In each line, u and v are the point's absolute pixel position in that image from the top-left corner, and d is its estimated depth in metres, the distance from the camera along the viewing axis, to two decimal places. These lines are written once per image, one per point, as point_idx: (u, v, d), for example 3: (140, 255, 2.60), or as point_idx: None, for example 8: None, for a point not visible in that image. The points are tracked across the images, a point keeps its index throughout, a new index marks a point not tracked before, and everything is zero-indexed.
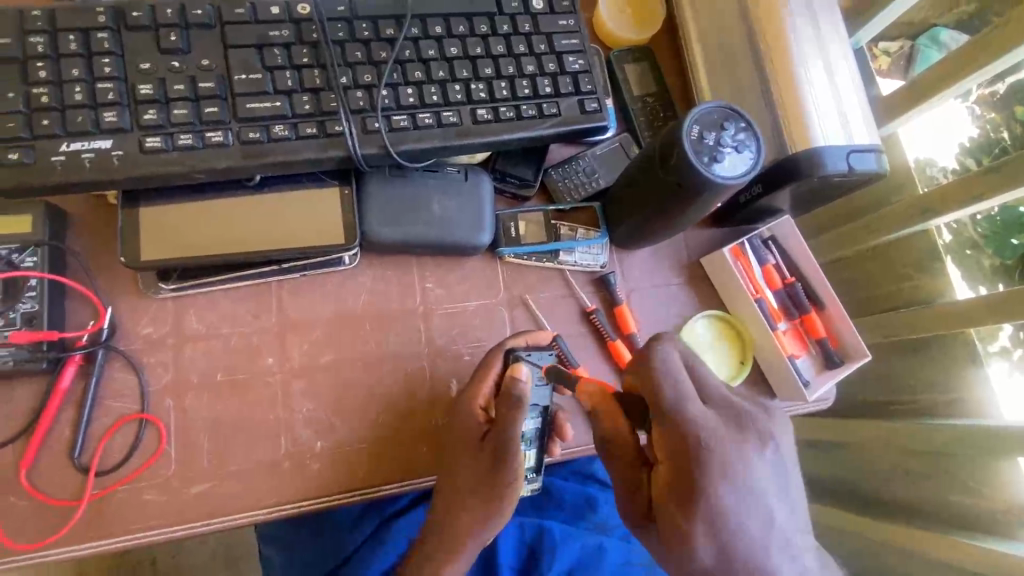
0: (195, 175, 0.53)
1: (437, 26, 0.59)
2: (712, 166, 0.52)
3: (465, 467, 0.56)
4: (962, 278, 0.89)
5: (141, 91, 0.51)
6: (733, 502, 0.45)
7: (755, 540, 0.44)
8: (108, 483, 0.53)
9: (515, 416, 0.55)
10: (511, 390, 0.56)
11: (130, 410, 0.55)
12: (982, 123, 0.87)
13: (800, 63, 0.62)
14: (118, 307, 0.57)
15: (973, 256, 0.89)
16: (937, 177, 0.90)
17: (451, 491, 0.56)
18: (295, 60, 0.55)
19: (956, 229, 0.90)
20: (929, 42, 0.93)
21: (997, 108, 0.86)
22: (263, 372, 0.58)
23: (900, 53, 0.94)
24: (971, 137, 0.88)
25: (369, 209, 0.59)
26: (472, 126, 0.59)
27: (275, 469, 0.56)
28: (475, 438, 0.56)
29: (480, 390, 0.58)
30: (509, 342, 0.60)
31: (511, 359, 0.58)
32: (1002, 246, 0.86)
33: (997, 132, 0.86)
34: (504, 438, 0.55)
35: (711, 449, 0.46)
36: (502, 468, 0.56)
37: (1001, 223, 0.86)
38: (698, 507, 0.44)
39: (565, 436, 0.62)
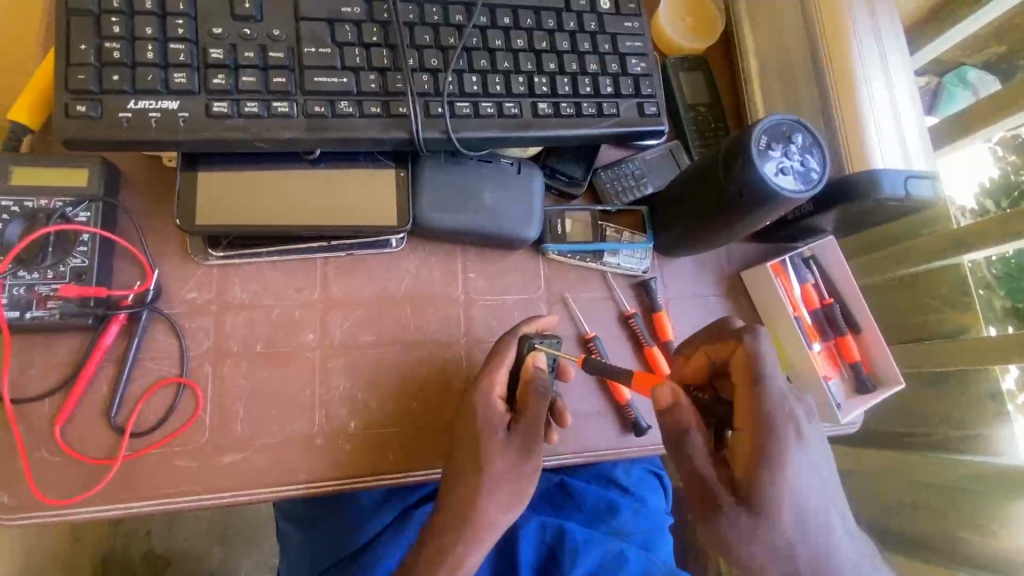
0: (259, 144, 0.52)
1: (506, 17, 0.60)
2: (776, 179, 0.52)
3: (491, 457, 0.52)
4: (974, 317, 0.90)
5: (212, 55, 0.51)
6: (808, 469, 0.48)
7: (819, 509, 0.48)
8: (141, 445, 0.53)
9: (539, 404, 0.54)
10: (532, 378, 0.55)
11: (169, 373, 0.55)
12: (1003, 164, 0.86)
13: (862, 84, 0.62)
14: (165, 270, 0.56)
15: (985, 295, 0.90)
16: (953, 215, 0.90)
17: (475, 482, 0.52)
18: (365, 38, 0.55)
19: (972, 269, 0.91)
20: (955, 81, 0.88)
21: (1019, 151, 0.85)
22: (302, 347, 0.58)
23: (926, 89, 0.89)
24: (991, 178, 0.87)
25: (421, 194, 0.59)
26: (533, 119, 0.59)
27: (306, 446, 0.56)
28: (500, 426, 0.54)
29: (498, 376, 0.55)
30: (522, 329, 0.59)
31: (525, 347, 0.57)
32: (1016, 289, 0.88)
33: (1018, 174, 0.85)
34: (533, 426, 0.54)
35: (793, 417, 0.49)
36: (530, 459, 0.53)
37: (1016, 265, 0.88)
38: (785, 472, 0.47)
39: (566, 423, 0.62)
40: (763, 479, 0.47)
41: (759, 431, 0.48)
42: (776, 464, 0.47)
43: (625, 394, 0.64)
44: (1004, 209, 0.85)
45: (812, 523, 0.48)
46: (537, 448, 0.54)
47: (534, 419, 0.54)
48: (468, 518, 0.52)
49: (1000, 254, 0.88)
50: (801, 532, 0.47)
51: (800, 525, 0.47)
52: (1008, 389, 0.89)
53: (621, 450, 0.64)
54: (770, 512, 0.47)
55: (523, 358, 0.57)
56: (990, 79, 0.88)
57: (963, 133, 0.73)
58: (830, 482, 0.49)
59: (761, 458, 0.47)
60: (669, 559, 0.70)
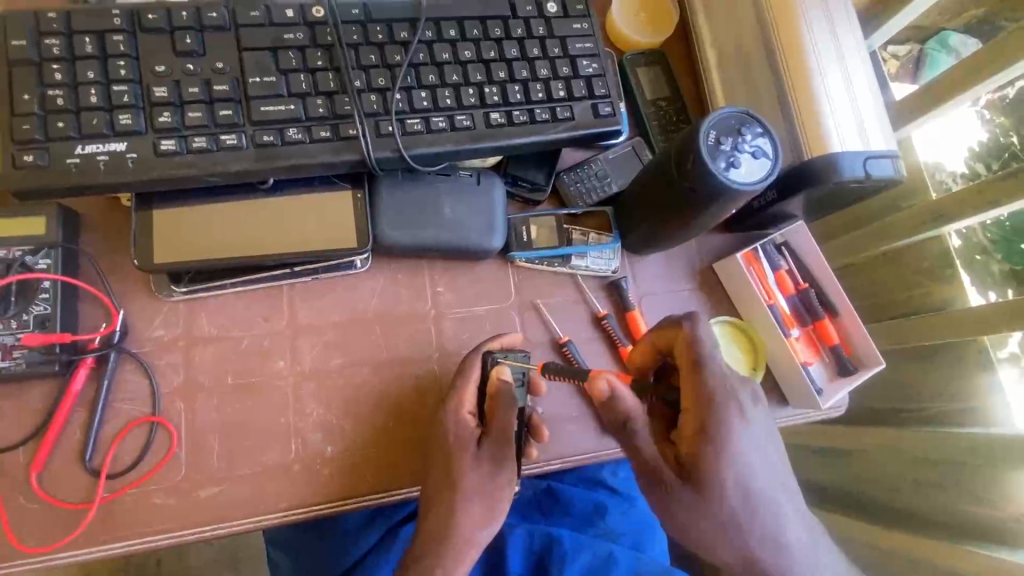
0: (210, 178, 0.53)
1: (451, 30, 0.59)
2: (728, 172, 0.52)
3: (469, 469, 0.54)
4: (971, 284, 0.89)
5: (156, 94, 0.52)
6: (749, 445, 0.51)
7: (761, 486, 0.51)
8: (118, 486, 0.53)
9: (507, 414, 0.54)
10: (499, 390, 0.55)
11: (141, 412, 0.55)
12: (992, 127, 0.88)
13: (815, 68, 0.62)
14: (130, 309, 0.57)
15: (981, 261, 0.89)
16: (946, 181, 0.90)
17: (455, 493, 0.53)
18: (309, 63, 0.55)
19: (966, 235, 0.89)
20: (938, 46, 0.90)
21: (1007, 112, 0.87)
22: (274, 375, 0.58)
23: (908, 57, 0.92)
24: (981, 142, 0.89)
25: (380, 213, 0.59)
26: (486, 129, 0.58)
27: (284, 473, 0.56)
28: (470, 443, 0.54)
29: (467, 394, 0.56)
30: (486, 346, 0.58)
31: (489, 363, 0.57)
32: (1011, 251, 0.86)
33: (1006, 137, 0.87)
34: (505, 439, 0.54)
35: (733, 396, 0.51)
36: (504, 469, 0.54)
37: (1010, 228, 0.86)
38: (727, 451, 0.50)
39: (542, 438, 0.61)
40: (709, 455, 0.50)
41: (700, 417, 0.51)
42: (718, 440, 0.50)
43: None
44: (995, 172, 0.87)
45: (756, 502, 0.50)
46: (509, 459, 0.54)
47: (505, 430, 0.54)
48: (455, 530, 0.53)
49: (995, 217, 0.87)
50: (742, 518, 0.50)
51: (742, 514, 0.50)
52: (1011, 354, 0.88)
53: (605, 452, 0.64)
54: (713, 488, 0.49)
55: (488, 374, 0.57)
56: (972, 41, 0.90)
57: (930, 107, 0.72)
58: (770, 459, 0.52)
59: (707, 437, 0.50)
60: (662, 555, 0.70)
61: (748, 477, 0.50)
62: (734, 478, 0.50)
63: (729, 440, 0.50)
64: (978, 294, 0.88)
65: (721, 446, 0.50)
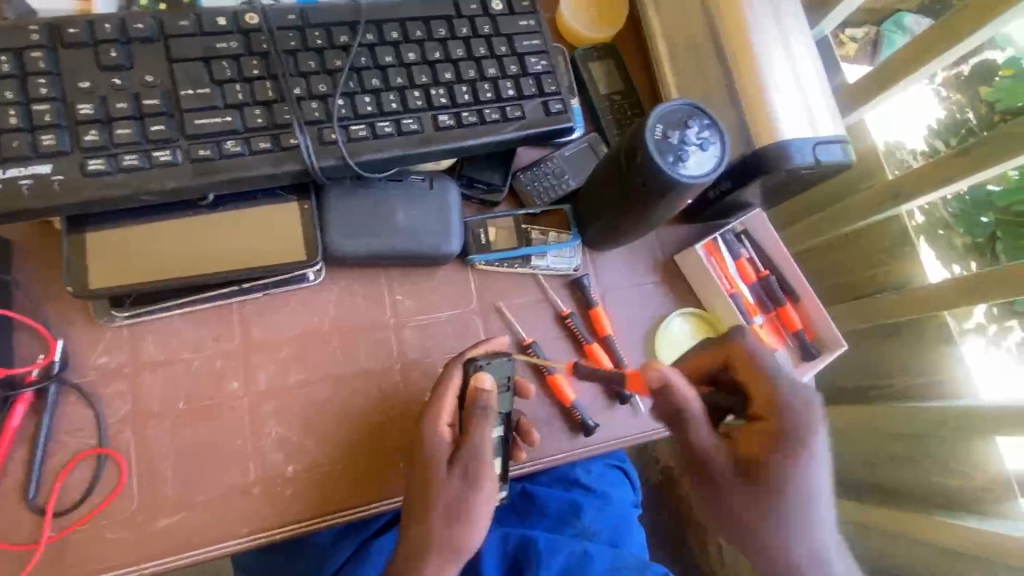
0: (145, 197, 0.50)
1: (394, 32, 0.58)
2: (677, 165, 0.52)
3: (449, 482, 0.52)
4: (937, 258, 0.91)
5: (81, 111, 0.49)
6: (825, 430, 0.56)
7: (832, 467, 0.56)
8: (67, 523, 0.51)
9: (484, 421, 0.53)
10: (477, 397, 0.54)
11: (88, 445, 0.53)
12: (948, 104, 0.92)
13: (762, 56, 0.62)
14: (70, 338, 0.54)
15: (945, 235, 0.90)
16: (907, 160, 0.94)
17: (434, 510, 0.51)
18: (245, 72, 0.53)
19: (927, 211, 0.92)
20: (893, 28, 1.01)
21: (963, 90, 0.90)
22: (228, 397, 0.56)
23: (867, 39, 1.02)
24: (938, 119, 0.92)
25: (329, 223, 0.57)
26: (435, 132, 0.57)
27: (244, 497, 0.54)
28: (444, 459, 0.53)
29: (444, 407, 0.54)
30: (469, 352, 0.58)
31: (470, 371, 0.56)
32: (973, 225, 0.87)
33: (962, 113, 0.89)
34: (479, 453, 0.52)
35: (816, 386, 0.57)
36: (480, 486, 0.52)
37: (970, 203, 0.87)
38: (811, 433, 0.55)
39: (533, 441, 0.62)
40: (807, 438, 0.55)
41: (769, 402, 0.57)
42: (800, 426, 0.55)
43: (570, 394, 0.63)
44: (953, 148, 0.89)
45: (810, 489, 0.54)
46: (489, 471, 0.53)
47: (480, 438, 0.53)
48: (441, 550, 0.51)
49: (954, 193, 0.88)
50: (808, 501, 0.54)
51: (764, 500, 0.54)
52: (977, 325, 0.91)
53: (582, 450, 0.63)
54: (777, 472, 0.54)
55: (468, 382, 0.56)
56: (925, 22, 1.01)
57: (881, 89, 0.74)
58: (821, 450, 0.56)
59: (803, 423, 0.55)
60: (640, 548, 0.70)
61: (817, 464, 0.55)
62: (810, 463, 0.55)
63: (812, 426, 0.55)
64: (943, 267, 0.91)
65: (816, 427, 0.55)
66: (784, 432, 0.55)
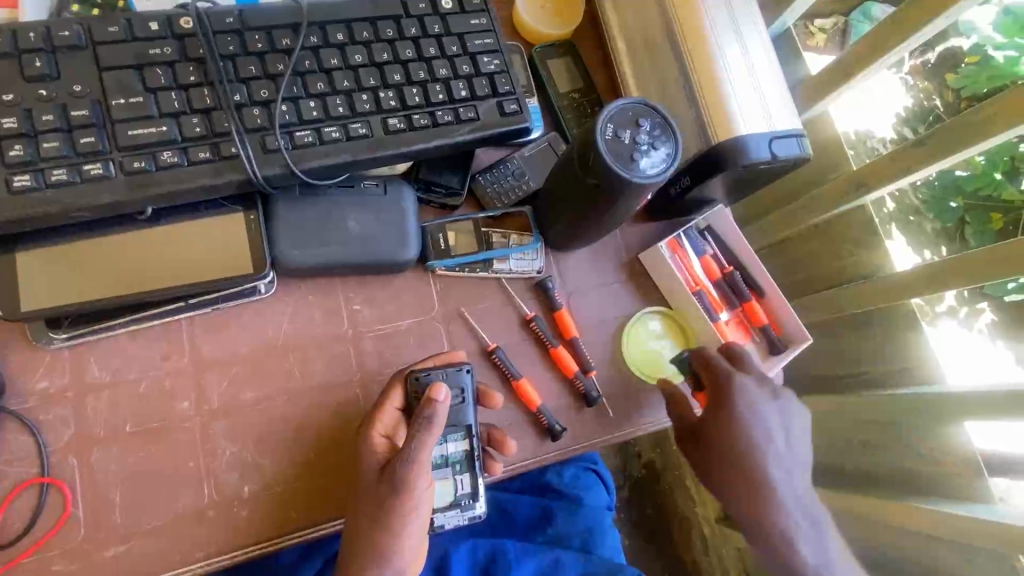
0: (77, 214, 0.48)
1: (339, 33, 0.56)
2: (629, 165, 0.51)
3: (390, 501, 0.50)
4: (909, 245, 0.99)
5: (4, 125, 0.47)
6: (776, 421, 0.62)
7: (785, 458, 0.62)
8: (8, 557, 0.49)
9: (427, 440, 0.50)
10: (422, 412, 0.50)
11: (29, 474, 0.50)
12: (915, 92, 1.01)
13: (718, 51, 0.61)
14: (6, 363, 0.52)
15: (915, 222, 0.99)
16: (878, 147, 1.01)
17: (379, 526, 0.51)
18: (181, 79, 0.51)
19: (899, 197, 1.00)
20: (861, 17, 1.06)
21: (929, 78, 1.00)
22: (178, 418, 0.54)
23: (836, 28, 1.06)
24: (907, 106, 1.01)
25: (278, 234, 0.55)
26: (385, 136, 0.55)
27: (198, 520, 0.52)
28: (374, 470, 0.52)
29: (381, 417, 0.54)
30: (412, 364, 0.56)
31: (412, 384, 0.55)
32: (942, 211, 0.96)
33: (930, 101, 1.00)
34: (404, 466, 0.50)
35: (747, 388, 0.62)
36: (405, 498, 0.50)
37: (939, 189, 0.97)
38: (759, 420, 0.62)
39: (508, 451, 0.60)
40: (718, 425, 0.61)
41: (719, 390, 0.62)
42: (726, 415, 0.61)
43: (536, 398, 0.62)
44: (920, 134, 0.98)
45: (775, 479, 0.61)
46: (421, 484, 0.51)
47: (420, 457, 0.50)
48: (384, 561, 0.51)
49: (924, 180, 0.98)
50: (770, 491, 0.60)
51: (790, 514, 0.60)
52: (949, 308, 0.97)
53: (548, 456, 0.63)
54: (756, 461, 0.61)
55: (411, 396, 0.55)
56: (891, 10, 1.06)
57: (841, 82, 0.74)
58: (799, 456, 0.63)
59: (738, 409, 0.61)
60: (614, 550, 0.71)
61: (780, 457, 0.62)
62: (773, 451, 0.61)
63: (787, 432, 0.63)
64: (915, 254, 0.99)
65: (751, 412, 0.61)
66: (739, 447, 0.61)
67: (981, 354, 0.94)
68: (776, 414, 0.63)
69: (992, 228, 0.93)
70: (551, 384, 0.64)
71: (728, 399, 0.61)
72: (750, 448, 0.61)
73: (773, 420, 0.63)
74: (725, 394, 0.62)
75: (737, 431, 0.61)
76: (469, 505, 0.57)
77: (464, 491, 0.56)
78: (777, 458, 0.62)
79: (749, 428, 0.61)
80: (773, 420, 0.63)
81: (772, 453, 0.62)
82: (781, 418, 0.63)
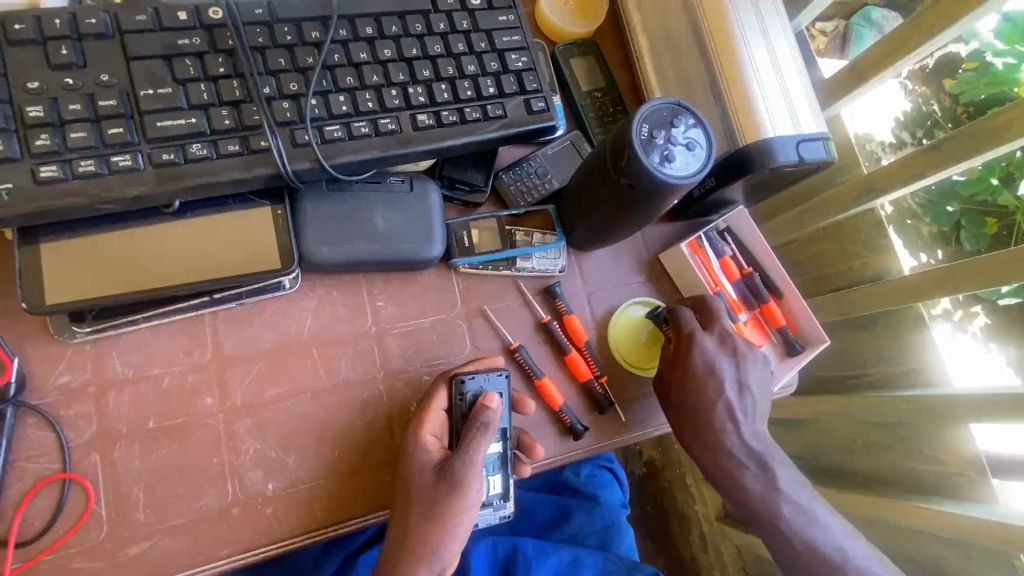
0: (103, 207, 0.47)
1: (368, 27, 0.55)
2: (664, 166, 0.51)
3: (446, 500, 0.51)
4: (904, 245, 0.99)
5: (30, 113, 0.46)
6: (727, 376, 0.63)
7: (737, 411, 0.64)
8: (29, 555, 0.48)
9: (484, 443, 0.52)
10: (478, 417, 0.52)
11: (50, 470, 0.50)
12: (914, 96, 1.03)
13: (744, 52, 0.61)
14: (26, 357, 0.51)
15: (912, 225, 1.00)
16: (877, 151, 1.02)
17: (430, 524, 0.51)
18: (210, 71, 0.50)
19: (897, 202, 1.00)
20: (862, 21, 1.06)
21: (927, 82, 1.02)
22: (202, 415, 0.53)
23: (836, 32, 1.08)
24: (903, 112, 1.02)
25: (305, 229, 0.55)
26: (413, 133, 0.55)
27: (222, 518, 0.52)
28: (428, 472, 0.52)
29: (428, 417, 0.54)
30: (453, 367, 0.56)
31: (456, 386, 0.55)
32: (940, 214, 0.98)
33: (928, 105, 1.01)
34: (464, 467, 0.51)
35: (706, 345, 0.63)
36: (463, 496, 0.51)
37: (936, 194, 0.98)
38: (709, 379, 0.63)
39: (537, 456, 0.60)
40: (675, 378, 0.63)
41: (679, 348, 0.63)
42: (682, 368, 0.62)
43: (558, 398, 0.62)
44: (918, 139, 1.00)
45: (725, 430, 0.63)
46: (475, 485, 0.52)
47: (477, 459, 0.51)
48: (432, 555, 0.52)
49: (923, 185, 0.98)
50: (720, 436, 0.63)
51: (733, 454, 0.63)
52: (944, 311, 0.99)
53: (572, 454, 0.63)
54: (705, 411, 0.63)
55: (459, 398, 0.55)
56: (893, 15, 1.07)
57: (858, 84, 0.74)
58: (754, 409, 0.64)
59: (689, 365, 0.62)
60: (630, 550, 0.72)
61: (729, 409, 0.63)
62: (723, 404, 0.63)
63: (741, 388, 0.64)
64: (911, 255, 1.00)
65: (704, 371, 0.62)
66: (690, 397, 0.62)
67: (976, 358, 0.96)
68: (731, 372, 0.64)
69: (987, 233, 0.95)
70: (573, 385, 0.64)
71: (684, 358, 0.62)
72: (700, 401, 0.63)
73: (728, 375, 0.63)
74: (684, 359, 0.62)
75: (689, 383, 0.62)
76: (501, 504, 0.57)
77: (496, 491, 0.56)
78: (731, 410, 0.63)
79: (703, 384, 0.62)
80: (731, 378, 0.64)
81: (726, 407, 0.63)
82: (739, 375, 0.64)
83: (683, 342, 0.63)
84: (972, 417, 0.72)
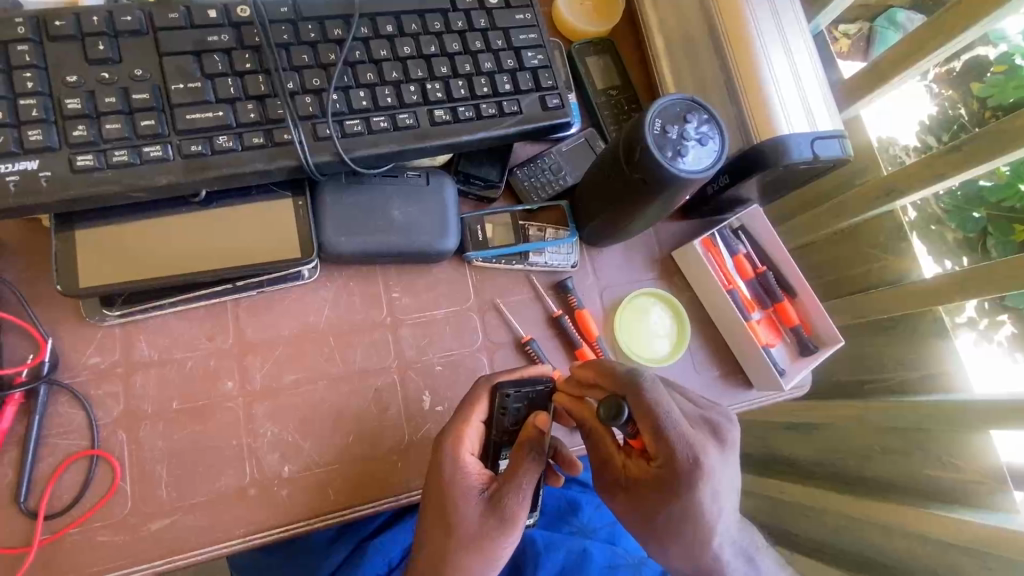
0: (135, 195, 0.50)
1: (388, 25, 0.57)
2: (676, 160, 0.52)
3: (494, 522, 0.50)
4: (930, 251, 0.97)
5: (68, 105, 0.48)
6: (722, 476, 0.50)
7: (727, 516, 0.51)
8: (57, 526, 0.50)
9: (537, 468, 0.52)
10: (534, 441, 0.52)
11: (79, 446, 0.52)
12: (940, 100, 1.01)
13: (760, 50, 0.62)
14: (60, 338, 0.54)
15: (937, 230, 0.98)
16: (899, 156, 1.01)
17: (473, 542, 0.50)
18: (237, 67, 0.52)
19: (920, 206, 0.99)
20: (887, 23, 1.05)
21: (955, 85, 1.00)
22: (223, 397, 0.55)
23: (859, 34, 1.07)
24: (930, 115, 1.01)
25: (324, 219, 0.57)
26: (430, 127, 0.56)
27: (239, 497, 0.53)
28: (477, 492, 0.51)
29: (469, 435, 0.53)
30: (497, 375, 0.56)
31: (498, 398, 0.55)
32: (965, 221, 0.96)
33: (955, 109, 1.00)
34: (518, 492, 0.51)
35: (700, 458, 0.48)
36: (513, 521, 0.51)
37: (962, 199, 0.96)
38: (698, 494, 0.48)
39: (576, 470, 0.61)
40: (657, 493, 0.49)
41: (664, 452, 0.48)
42: (669, 481, 0.48)
43: None
44: (943, 143, 0.98)
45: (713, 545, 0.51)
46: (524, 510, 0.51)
47: (529, 485, 0.51)
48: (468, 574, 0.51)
49: (948, 189, 0.97)
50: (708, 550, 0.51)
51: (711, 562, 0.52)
52: (969, 319, 0.97)
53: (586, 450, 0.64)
54: (693, 527, 0.49)
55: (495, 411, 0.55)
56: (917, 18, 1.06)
57: (877, 84, 0.73)
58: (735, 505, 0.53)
59: (675, 479, 0.48)
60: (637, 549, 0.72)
61: (720, 519, 0.50)
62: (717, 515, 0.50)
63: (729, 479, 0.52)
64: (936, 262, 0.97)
65: (694, 485, 0.48)
66: (676, 513, 0.49)
67: (1000, 366, 0.94)
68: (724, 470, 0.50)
69: (1014, 240, 0.94)
70: None
71: (674, 472, 0.48)
72: (689, 517, 0.49)
73: (723, 478, 0.50)
74: (672, 468, 0.48)
75: (676, 501, 0.48)
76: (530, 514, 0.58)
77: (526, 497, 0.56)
78: (722, 516, 0.51)
79: (698, 502, 0.48)
80: (723, 480, 0.50)
81: (718, 516, 0.50)
82: (728, 472, 0.51)
83: (674, 452, 0.48)
84: (990, 423, 0.71)
